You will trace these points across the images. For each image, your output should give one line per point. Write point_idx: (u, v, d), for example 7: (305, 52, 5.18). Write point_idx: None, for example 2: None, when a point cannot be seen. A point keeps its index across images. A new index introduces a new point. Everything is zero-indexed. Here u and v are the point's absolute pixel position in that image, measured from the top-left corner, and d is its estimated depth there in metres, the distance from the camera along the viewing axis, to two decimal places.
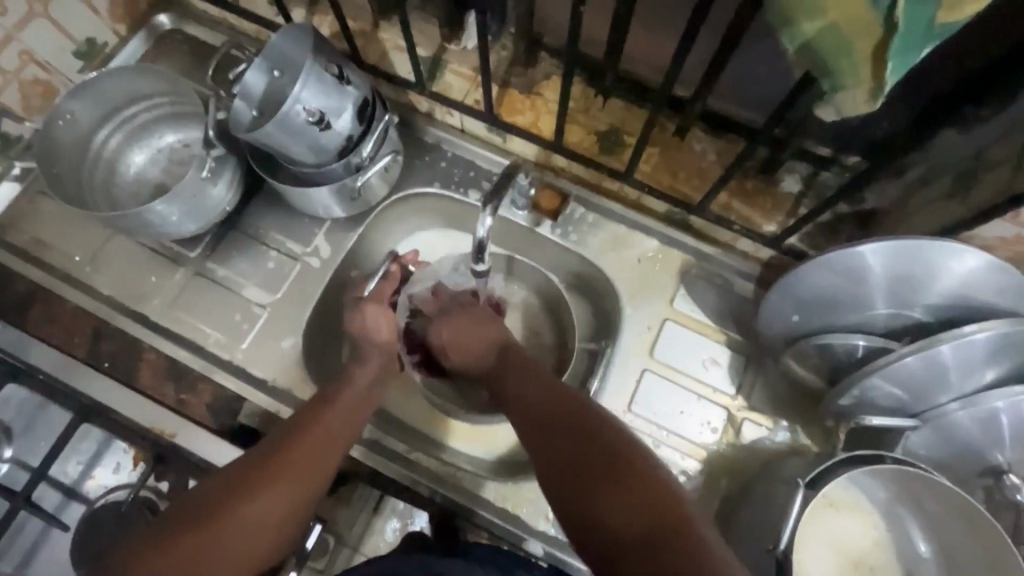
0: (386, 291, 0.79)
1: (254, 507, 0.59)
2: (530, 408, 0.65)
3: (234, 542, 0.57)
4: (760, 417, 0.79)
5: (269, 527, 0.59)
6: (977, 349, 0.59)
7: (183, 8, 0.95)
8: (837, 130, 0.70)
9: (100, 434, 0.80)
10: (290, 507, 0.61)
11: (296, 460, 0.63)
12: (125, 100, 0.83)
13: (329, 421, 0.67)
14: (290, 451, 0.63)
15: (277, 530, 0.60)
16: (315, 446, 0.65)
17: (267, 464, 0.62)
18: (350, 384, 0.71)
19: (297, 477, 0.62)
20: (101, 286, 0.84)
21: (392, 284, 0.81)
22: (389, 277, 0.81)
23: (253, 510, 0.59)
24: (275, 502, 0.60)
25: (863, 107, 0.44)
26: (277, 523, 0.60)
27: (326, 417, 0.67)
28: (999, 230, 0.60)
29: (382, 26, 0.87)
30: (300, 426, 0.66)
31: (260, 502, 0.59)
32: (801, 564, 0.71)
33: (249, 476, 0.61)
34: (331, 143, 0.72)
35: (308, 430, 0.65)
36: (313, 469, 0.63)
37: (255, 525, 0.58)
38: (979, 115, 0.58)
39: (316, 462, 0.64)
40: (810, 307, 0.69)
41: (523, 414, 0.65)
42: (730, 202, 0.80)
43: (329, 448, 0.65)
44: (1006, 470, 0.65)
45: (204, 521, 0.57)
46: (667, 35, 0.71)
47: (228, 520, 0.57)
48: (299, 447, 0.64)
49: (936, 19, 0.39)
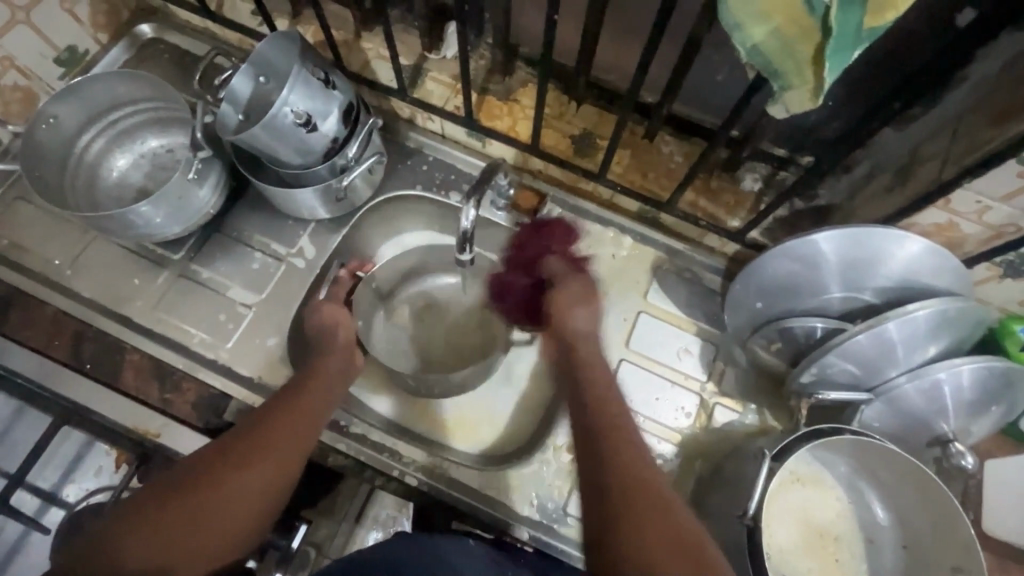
0: (339, 292, 0.83)
1: (228, 488, 0.59)
2: (627, 498, 0.53)
3: (206, 522, 0.57)
4: (731, 401, 0.83)
5: (245, 510, 0.59)
6: (919, 325, 0.64)
7: (165, 17, 0.96)
8: (791, 130, 0.76)
9: (80, 436, 0.80)
10: (266, 488, 0.61)
11: (271, 445, 0.62)
12: (108, 105, 0.84)
13: (301, 407, 0.67)
14: (264, 435, 0.63)
15: (254, 512, 0.59)
16: (290, 432, 0.64)
17: (236, 449, 0.61)
18: (322, 372, 0.72)
19: (272, 459, 0.62)
20: (82, 289, 0.84)
21: (344, 287, 0.84)
22: (341, 280, 0.84)
23: (227, 492, 0.58)
24: (254, 485, 0.60)
25: (807, 105, 0.49)
26: (255, 507, 0.59)
27: (302, 403, 0.67)
28: (934, 218, 0.66)
29: (365, 36, 0.91)
30: (275, 413, 0.65)
31: (230, 489, 0.59)
32: (771, 537, 0.75)
33: (221, 458, 0.61)
34: (317, 144, 0.75)
35: (282, 416, 0.65)
36: (289, 452, 0.63)
37: (229, 504, 0.58)
38: (912, 114, 0.65)
39: (291, 446, 0.63)
40: (773, 294, 0.75)
41: (613, 498, 0.53)
42: (696, 200, 0.85)
43: (306, 431, 0.65)
44: (952, 438, 0.71)
45: (184, 497, 0.57)
46: (635, 43, 0.76)
47: (204, 500, 0.57)
48: (273, 431, 0.64)
49: (862, 24, 0.43)
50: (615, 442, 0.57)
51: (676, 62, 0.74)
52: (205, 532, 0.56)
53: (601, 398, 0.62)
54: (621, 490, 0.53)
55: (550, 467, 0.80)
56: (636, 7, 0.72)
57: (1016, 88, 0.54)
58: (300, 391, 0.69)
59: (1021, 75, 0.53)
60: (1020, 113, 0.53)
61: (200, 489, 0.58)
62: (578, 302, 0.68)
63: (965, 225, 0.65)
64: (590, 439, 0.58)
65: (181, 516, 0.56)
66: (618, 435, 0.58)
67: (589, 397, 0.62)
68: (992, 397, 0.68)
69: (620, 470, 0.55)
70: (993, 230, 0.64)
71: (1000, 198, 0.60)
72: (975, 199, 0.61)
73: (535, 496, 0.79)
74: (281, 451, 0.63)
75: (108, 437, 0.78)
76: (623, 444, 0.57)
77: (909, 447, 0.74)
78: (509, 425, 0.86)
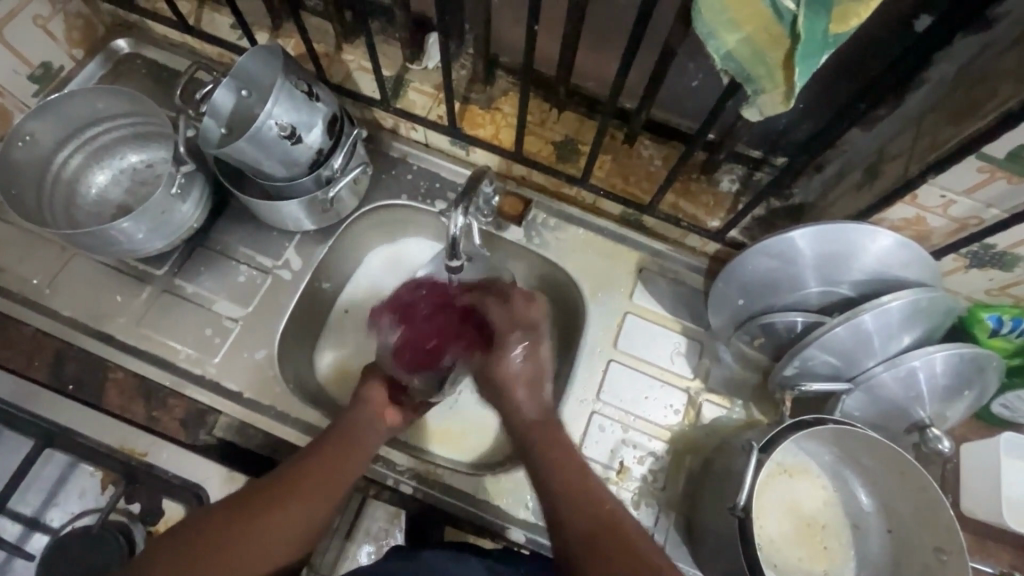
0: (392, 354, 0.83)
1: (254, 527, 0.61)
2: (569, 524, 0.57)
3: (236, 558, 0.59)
4: (718, 397, 0.85)
5: (274, 551, 0.61)
6: (893, 315, 0.67)
7: (142, 32, 0.96)
8: (765, 131, 0.79)
9: (64, 458, 0.78)
10: (297, 531, 0.63)
11: (305, 489, 0.65)
12: (84, 121, 0.84)
13: (332, 455, 0.68)
14: (301, 474, 0.66)
15: (280, 552, 0.62)
16: (320, 478, 0.66)
17: (264, 491, 0.64)
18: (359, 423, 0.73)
19: (304, 502, 0.64)
20: (62, 308, 0.82)
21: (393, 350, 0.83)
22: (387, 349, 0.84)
23: (252, 530, 0.61)
24: (280, 528, 0.62)
25: (780, 107, 0.51)
26: (282, 549, 0.62)
27: (340, 450, 0.69)
28: (903, 212, 0.69)
29: (346, 48, 0.91)
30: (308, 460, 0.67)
31: (255, 531, 0.61)
32: (761, 529, 0.76)
33: (260, 494, 0.63)
34: (301, 156, 0.75)
35: (314, 463, 0.67)
36: (317, 497, 0.65)
37: (260, 542, 0.61)
38: (877, 114, 0.68)
39: (321, 492, 0.65)
40: (753, 291, 0.77)
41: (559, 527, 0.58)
42: (677, 202, 0.87)
43: (337, 476, 0.67)
44: (928, 423, 0.74)
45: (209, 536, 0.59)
46: (612, 51, 0.79)
47: (238, 534, 0.60)
48: (307, 475, 0.66)
49: (828, 30, 0.46)
50: (573, 487, 0.60)
51: (651, 69, 0.77)
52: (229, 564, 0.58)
53: (551, 457, 0.63)
54: (590, 545, 0.55)
55: None
56: (612, 15, 0.74)
57: (972, 88, 0.57)
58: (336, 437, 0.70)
59: (977, 75, 0.57)
60: (978, 110, 0.56)
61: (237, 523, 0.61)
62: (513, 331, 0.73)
63: (932, 219, 0.68)
64: (546, 495, 0.61)
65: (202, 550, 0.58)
66: (575, 488, 0.60)
67: (542, 463, 0.63)
68: (965, 382, 0.71)
69: (582, 529, 0.56)
70: (957, 223, 0.67)
71: (962, 192, 0.63)
72: (940, 194, 0.64)
73: (531, 499, 0.79)
74: (310, 496, 0.65)
75: (92, 458, 0.76)
76: (570, 482, 0.60)
77: (889, 433, 0.77)
78: (495, 436, 0.87)
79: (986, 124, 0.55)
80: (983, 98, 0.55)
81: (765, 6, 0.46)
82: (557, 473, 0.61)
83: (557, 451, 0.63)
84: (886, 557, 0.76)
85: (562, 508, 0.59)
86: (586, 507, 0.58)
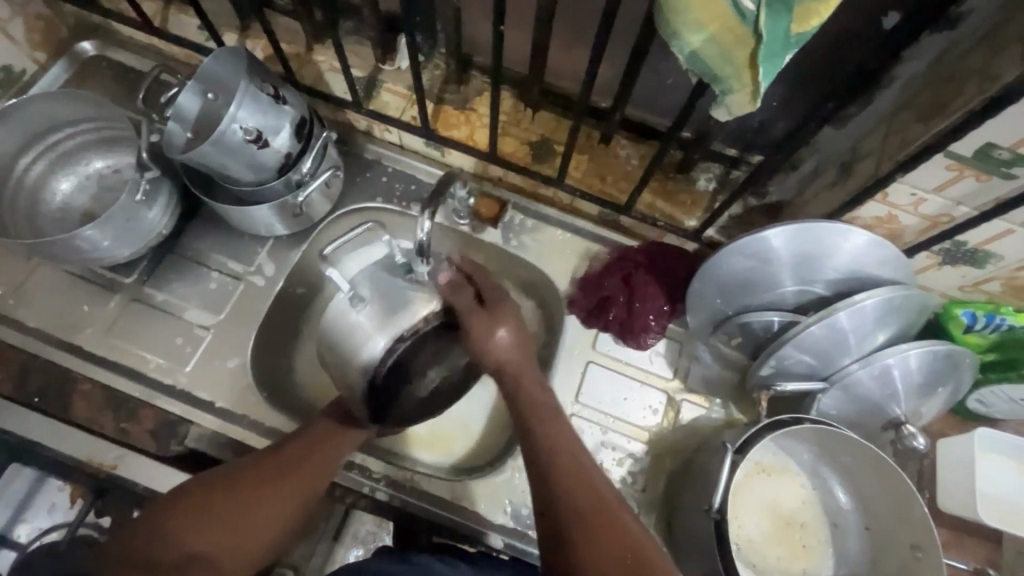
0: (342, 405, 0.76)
1: (230, 520, 0.63)
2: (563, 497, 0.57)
3: (218, 541, 0.62)
4: (697, 397, 0.85)
5: (250, 541, 0.64)
6: (867, 314, 0.67)
7: (107, 34, 0.94)
8: (739, 129, 0.78)
9: (31, 473, 0.77)
10: (275, 523, 0.66)
11: (283, 483, 0.67)
12: (46, 127, 0.81)
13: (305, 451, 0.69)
14: (275, 470, 0.68)
15: (260, 542, 0.65)
16: (295, 474, 0.68)
17: (238, 487, 0.66)
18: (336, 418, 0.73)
19: (279, 496, 0.66)
20: (26, 319, 0.80)
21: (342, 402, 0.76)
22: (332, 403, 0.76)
23: (229, 522, 0.63)
24: (260, 520, 0.65)
25: (747, 107, 0.50)
26: (260, 540, 0.65)
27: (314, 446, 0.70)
28: (876, 210, 0.69)
29: (317, 49, 0.90)
30: (281, 456, 0.69)
31: (232, 523, 0.63)
32: (740, 528, 0.76)
33: (238, 484, 0.66)
34: (269, 160, 0.74)
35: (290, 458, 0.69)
36: (294, 492, 0.67)
37: (240, 528, 0.64)
38: (848, 113, 0.68)
39: (299, 487, 0.68)
40: (729, 290, 0.77)
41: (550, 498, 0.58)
42: (654, 202, 0.87)
43: (314, 469, 0.69)
44: (904, 421, 0.74)
45: (180, 527, 0.62)
46: (584, 49, 0.78)
47: (212, 524, 0.63)
48: (282, 469, 0.68)
49: (791, 29, 0.45)
50: (565, 464, 0.59)
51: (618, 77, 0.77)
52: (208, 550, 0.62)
53: (557, 449, 0.60)
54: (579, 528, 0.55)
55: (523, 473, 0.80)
56: (582, 11, 0.73)
57: (939, 85, 0.57)
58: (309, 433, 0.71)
59: (945, 73, 0.57)
60: (944, 109, 0.55)
61: (216, 510, 0.63)
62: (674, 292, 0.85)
63: (904, 217, 0.68)
64: (536, 467, 0.60)
65: (174, 538, 0.61)
66: (570, 472, 0.58)
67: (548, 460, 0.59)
68: (939, 379, 0.71)
69: (575, 511, 0.56)
70: (929, 221, 0.67)
71: (932, 190, 0.62)
72: (910, 192, 0.64)
73: (509, 504, 0.78)
74: (286, 490, 0.67)
75: (60, 473, 0.75)
76: (567, 459, 0.59)
77: (866, 431, 0.77)
78: (478, 440, 0.87)
79: (952, 122, 0.54)
80: (950, 96, 0.55)
81: (727, 6, 0.45)
82: (558, 466, 0.59)
83: (547, 424, 0.62)
84: (864, 554, 0.76)
85: (560, 504, 0.57)
86: (581, 495, 0.57)
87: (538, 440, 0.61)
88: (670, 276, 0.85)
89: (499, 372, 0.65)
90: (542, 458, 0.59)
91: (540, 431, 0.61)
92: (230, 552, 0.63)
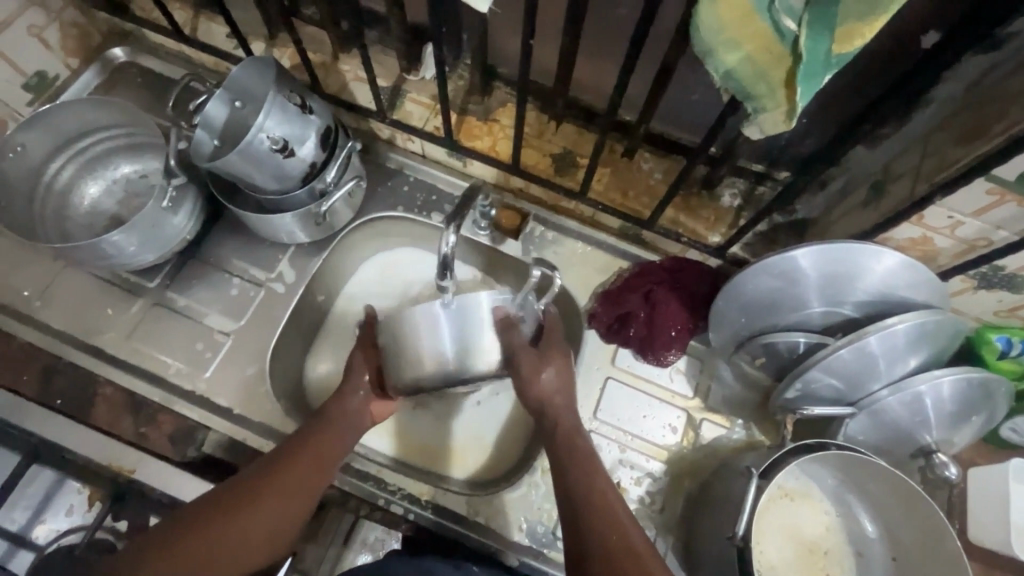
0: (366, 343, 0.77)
1: (232, 528, 0.63)
2: (578, 498, 0.62)
3: (230, 545, 0.62)
4: (718, 417, 0.83)
5: (254, 545, 0.64)
6: (898, 339, 0.65)
7: (138, 41, 0.95)
8: (767, 146, 0.77)
9: (52, 475, 0.78)
10: (279, 525, 0.65)
11: (291, 484, 0.67)
12: (78, 131, 0.83)
13: (305, 457, 0.68)
14: (277, 479, 0.67)
15: (265, 546, 0.65)
16: (298, 478, 0.67)
17: (240, 495, 0.65)
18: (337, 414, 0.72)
19: (282, 500, 0.66)
20: (50, 320, 0.81)
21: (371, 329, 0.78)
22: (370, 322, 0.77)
23: (231, 531, 0.63)
24: (263, 525, 0.64)
25: (782, 127, 0.49)
26: (264, 543, 0.64)
27: (313, 448, 0.69)
28: (910, 232, 0.67)
29: (342, 58, 0.90)
30: (281, 462, 0.68)
31: (238, 528, 0.63)
32: (762, 554, 0.74)
33: (245, 489, 0.65)
34: (295, 169, 0.74)
35: (292, 463, 0.68)
36: (297, 495, 0.67)
37: (254, 531, 0.64)
38: (881, 133, 0.67)
39: (301, 491, 0.67)
40: (753, 310, 0.75)
41: (568, 497, 0.63)
42: (677, 217, 0.85)
43: (314, 472, 0.68)
44: (934, 449, 0.72)
45: (185, 537, 0.61)
46: (611, 64, 0.77)
47: (216, 535, 0.62)
48: (284, 476, 0.67)
49: (832, 50, 0.44)
50: (585, 474, 0.64)
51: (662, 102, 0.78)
52: (212, 563, 0.61)
53: (581, 460, 0.65)
54: (592, 521, 0.60)
55: (539, 491, 0.78)
56: (611, 26, 0.72)
57: (978, 109, 0.55)
58: (310, 436, 0.70)
59: (985, 96, 0.55)
60: (985, 133, 0.54)
61: (227, 514, 0.64)
62: (698, 313, 0.83)
63: (939, 240, 0.66)
64: (562, 475, 0.65)
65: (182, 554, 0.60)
66: (589, 480, 0.63)
67: (581, 495, 0.62)
68: (973, 408, 0.69)
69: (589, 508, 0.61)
70: (965, 244, 0.65)
71: (971, 214, 0.61)
72: (947, 215, 0.62)
73: (525, 521, 0.77)
74: (288, 496, 0.66)
75: (79, 475, 0.75)
76: (587, 469, 0.64)
77: (894, 457, 0.75)
78: (493, 453, 0.85)
79: (994, 147, 0.53)
80: (993, 119, 0.53)
81: (767, 25, 0.44)
82: (583, 477, 0.64)
83: (573, 441, 0.67)
84: None
85: (579, 494, 0.62)
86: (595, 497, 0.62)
87: (567, 455, 0.66)
88: (693, 292, 0.83)
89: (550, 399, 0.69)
90: (569, 464, 0.65)
91: (564, 446, 0.67)
92: (244, 552, 0.63)
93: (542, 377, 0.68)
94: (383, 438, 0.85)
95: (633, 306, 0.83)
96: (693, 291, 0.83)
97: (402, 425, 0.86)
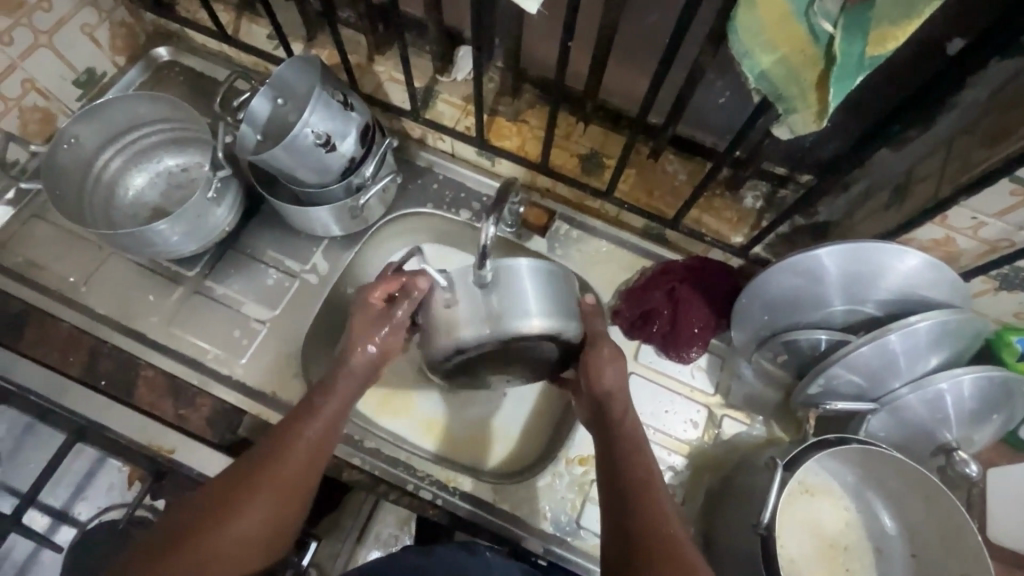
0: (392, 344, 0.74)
1: (228, 527, 0.60)
2: (620, 476, 0.66)
3: (229, 544, 0.60)
4: (738, 413, 0.85)
5: (255, 539, 0.61)
6: (920, 337, 0.67)
7: (181, 41, 0.99)
8: (792, 150, 0.79)
9: (93, 453, 0.80)
10: (277, 516, 0.63)
11: (282, 475, 0.64)
12: (127, 125, 0.86)
13: (296, 444, 0.66)
14: (269, 470, 0.64)
15: (266, 538, 0.62)
16: (290, 466, 0.65)
17: (234, 491, 0.63)
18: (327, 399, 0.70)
19: (277, 490, 0.63)
20: (95, 304, 0.85)
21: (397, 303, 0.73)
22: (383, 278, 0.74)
23: (228, 529, 0.60)
24: (260, 519, 0.62)
25: (812, 127, 0.51)
26: (265, 536, 0.62)
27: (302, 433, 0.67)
28: (932, 233, 0.69)
29: (378, 60, 0.93)
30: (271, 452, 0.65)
31: (235, 525, 0.61)
32: (783, 548, 0.76)
33: (235, 485, 0.63)
34: (335, 164, 0.77)
35: (284, 451, 0.66)
36: (292, 482, 0.64)
37: (253, 526, 0.61)
38: (906, 137, 0.69)
39: (295, 478, 0.65)
40: (777, 307, 0.77)
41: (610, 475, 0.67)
42: (700, 217, 0.87)
43: (307, 458, 0.66)
44: (954, 446, 0.73)
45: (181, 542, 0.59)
46: (641, 69, 0.79)
47: (212, 536, 0.60)
48: (276, 466, 0.64)
49: (864, 53, 0.46)
50: (633, 457, 0.67)
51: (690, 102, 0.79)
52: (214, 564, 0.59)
53: (629, 443, 0.68)
54: (632, 497, 0.63)
55: (563, 480, 0.80)
56: (642, 33, 0.74)
57: (1004, 112, 0.57)
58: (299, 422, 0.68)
59: (1010, 102, 0.57)
60: (1012, 135, 0.56)
61: (222, 509, 0.61)
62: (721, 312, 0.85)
63: (961, 240, 0.68)
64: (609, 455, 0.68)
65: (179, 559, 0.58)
66: (633, 463, 0.66)
67: (627, 481, 0.65)
68: (992, 406, 0.70)
69: (629, 486, 0.64)
70: (988, 245, 0.67)
71: (994, 215, 0.63)
72: (971, 216, 0.64)
73: (550, 510, 0.79)
74: (282, 486, 0.64)
75: (121, 453, 0.78)
76: (630, 452, 0.67)
77: (913, 455, 0.76)
78: (515, 445, 0.87)
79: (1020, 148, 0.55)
80: (1018, 121, 0.55)
81: (800, 26, 0.46)
82: (629, 459, 0.67)
83: (631, 425, 0.70)
84: None
85: (623, 474, 0.66)
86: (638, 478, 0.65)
87: (619, 438, 0.69)
88: (715, 292, 0.86)
89: (602, 397, 0.71)
90: (619, 445, 0.68)
91: (616, 430, 0.70)
92: (246, 548, 0.61)
93: (606, 374, 0.70)
94: (409, 427, 0.88)
95: (655, 302, 0.86)
96: (717, 290, 0.86)
97: (429, 415, 0.89)
